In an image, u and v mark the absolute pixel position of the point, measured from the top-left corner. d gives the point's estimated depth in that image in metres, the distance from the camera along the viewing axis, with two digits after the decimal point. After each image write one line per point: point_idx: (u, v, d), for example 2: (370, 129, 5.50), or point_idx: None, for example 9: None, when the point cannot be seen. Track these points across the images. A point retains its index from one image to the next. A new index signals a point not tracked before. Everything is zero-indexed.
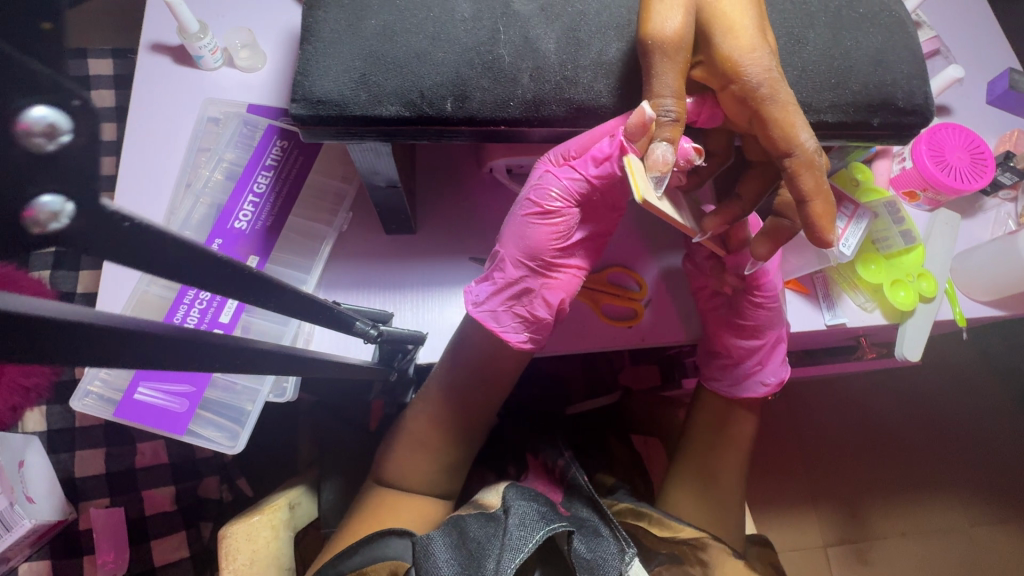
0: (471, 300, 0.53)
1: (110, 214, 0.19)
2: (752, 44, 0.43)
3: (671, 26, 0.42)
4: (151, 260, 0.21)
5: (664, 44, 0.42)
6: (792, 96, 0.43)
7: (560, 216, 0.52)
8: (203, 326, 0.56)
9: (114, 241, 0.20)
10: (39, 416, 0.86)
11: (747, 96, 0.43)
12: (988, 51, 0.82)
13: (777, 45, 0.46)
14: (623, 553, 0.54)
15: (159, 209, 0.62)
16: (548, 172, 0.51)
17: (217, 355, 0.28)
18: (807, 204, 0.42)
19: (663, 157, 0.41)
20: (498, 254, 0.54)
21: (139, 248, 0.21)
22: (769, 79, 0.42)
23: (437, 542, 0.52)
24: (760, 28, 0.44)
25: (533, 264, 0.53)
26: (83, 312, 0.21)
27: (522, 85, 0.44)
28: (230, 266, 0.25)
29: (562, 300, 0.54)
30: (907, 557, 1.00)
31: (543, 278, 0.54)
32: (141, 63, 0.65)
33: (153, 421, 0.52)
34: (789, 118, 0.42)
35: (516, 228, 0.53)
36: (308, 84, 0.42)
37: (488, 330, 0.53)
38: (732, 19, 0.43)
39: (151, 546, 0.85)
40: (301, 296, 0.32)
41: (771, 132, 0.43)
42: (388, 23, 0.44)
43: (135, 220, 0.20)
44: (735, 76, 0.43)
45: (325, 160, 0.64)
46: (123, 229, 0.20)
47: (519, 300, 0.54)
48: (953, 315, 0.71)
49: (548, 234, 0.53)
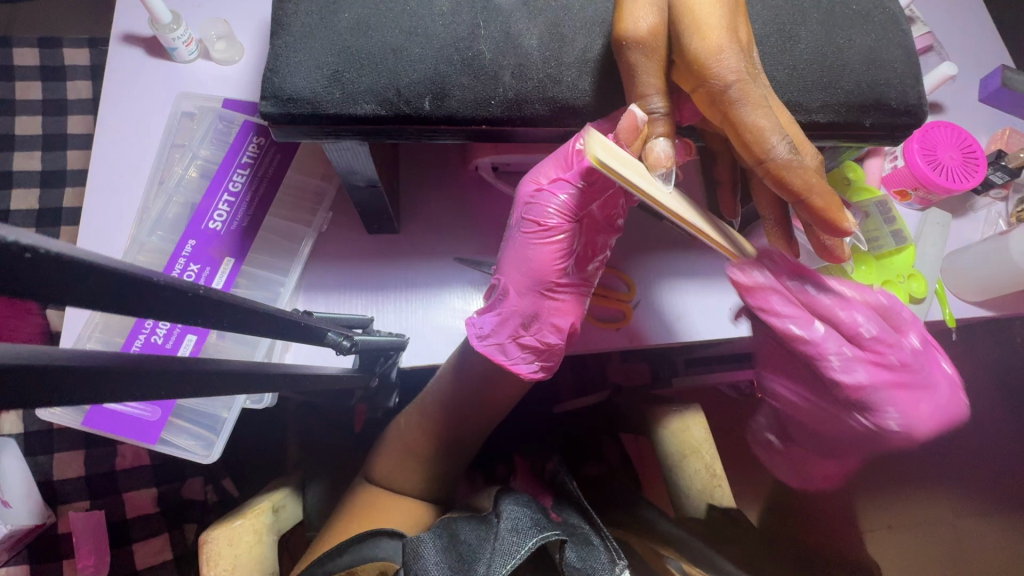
0: (474, 333, 0.51)
1: (8, 245, 0.17)
2: (719, 44, 0.41)
3: (644, 23, 0.41)
4: (85, 293, 0.20)
5: (635, 42, 0.41)
6: (764, 93, 0.42)
7: (562, 232, 0.50)
8: (177, 331, 0.54)
9: (14, 272, 0.18)
10: (16, 419, 0.83)
11: (715, 98, 0.42)
12: (981, 48, 0.81)
13: (749, 38, 0.44)
14: (614, 563, 0.51)
15: (132, 208, 0.60)
16: (542, 191, 0.49)
17: (177, 379, 0.26)
18: (806, 201, 0.42)
19: (664, 153, 0.40)
20: (500, 283, 0.52)
21: (56, 278, 0.19)
22: (739, 80, 0.41)
23: (427, 544, 0.50)
24: (732, 21, 0.42)
25: (538, 287, 0.51)
26: (23, 352, 0.20)
27: (503, 84, 0.42)
28: (169, 289, 0.24)
29: (571, 323, 0.52)
30: (894, 552, 1.01)
31: (552, 303, 0.52)
32: (112, 55, 0.63)
33: (124, 430, 0.51)
34: (759, 122, 0.41)
35: (517, 250, 0.51)
36: (278, 80, 0.40)
37: (497, 363, 0.52)
38: (699, 14, 0.41)
39: (133, 550, 0.83)
40: (258, 312, 0.31)
41: (741, 137, 0.42)
42: (363, 17, 0.42)
43: (38, 250, 0.18)
44: (705, 78, 0.41)
45: (304, 157, 0.62)
46: (25, 260, 0.18)
47: (527, 330, 0.52)
48: (942, 315, 0.71)
49: (550, 254, 0.50)
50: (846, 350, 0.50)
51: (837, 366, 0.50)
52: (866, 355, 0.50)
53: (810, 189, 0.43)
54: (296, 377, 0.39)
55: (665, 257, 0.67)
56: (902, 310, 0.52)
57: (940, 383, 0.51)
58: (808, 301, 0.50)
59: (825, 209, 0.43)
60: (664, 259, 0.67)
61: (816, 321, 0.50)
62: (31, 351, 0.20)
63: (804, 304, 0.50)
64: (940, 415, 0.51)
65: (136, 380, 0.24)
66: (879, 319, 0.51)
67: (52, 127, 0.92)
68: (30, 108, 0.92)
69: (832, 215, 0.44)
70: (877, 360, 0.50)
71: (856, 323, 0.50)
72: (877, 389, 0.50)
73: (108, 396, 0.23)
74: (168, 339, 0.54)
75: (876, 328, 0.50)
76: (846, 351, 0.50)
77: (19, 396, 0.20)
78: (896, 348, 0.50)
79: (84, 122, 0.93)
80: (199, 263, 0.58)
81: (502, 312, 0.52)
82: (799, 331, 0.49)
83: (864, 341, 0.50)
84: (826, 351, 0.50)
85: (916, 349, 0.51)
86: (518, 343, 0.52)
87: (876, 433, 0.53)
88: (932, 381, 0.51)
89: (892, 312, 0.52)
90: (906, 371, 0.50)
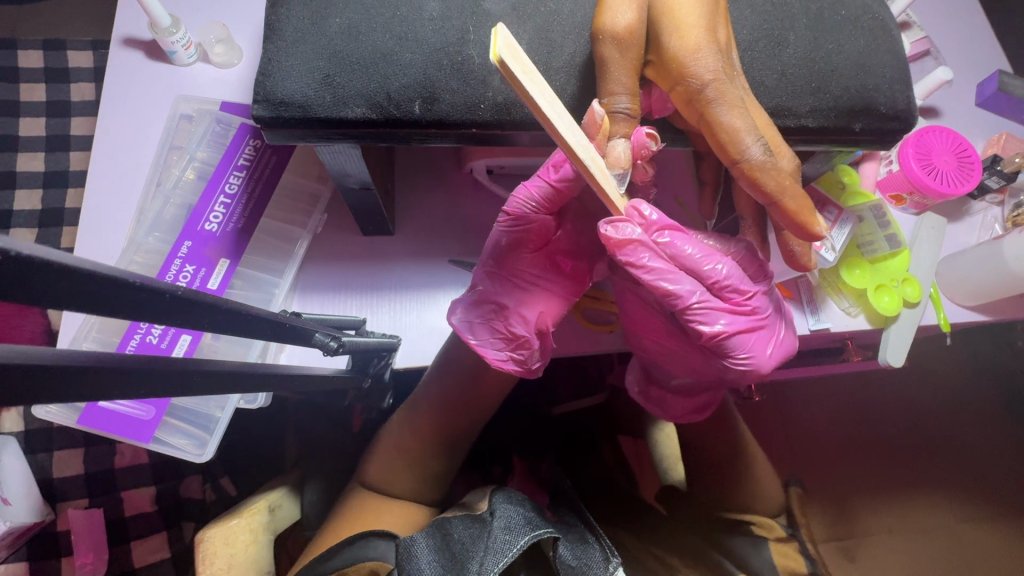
0: (449, 311, 0.55)
1: None
2: (697, 43, 0.41)
3: (622, 21, 0.42)
4: (83, 298, 0.21)
5: (611, 38, 0.41)
6: (740, 94, 0.42)
7: (531, 225, 0.53)
8: (171, 332, 0.54)
9: None
10: (17, 417, 0.84)
11: (693, 97, 0.42)
12: (977, 53, 0.81)
13: (729, 41, 0.44)
14: (608, 561, 0.52)
15: (129, 210, 0.60)
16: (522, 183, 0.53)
17: (174, 379, 0.27)
18: (778, 204, 0.42)
19: (621, 154, 0.41)
20: (477, 269, 0.56)
21: (53, 285, 0.20)
22: (715, 80, 0.41)
23: (419, 545, 0.52)
24: (711, 22, 0.42)
25: (507, 275, 0.54)
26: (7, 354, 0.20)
27: (493, 88, 0.42)
28: (149, 290, 0.24)
29: (541, 316, 0.53)
30: (891, 555, 1.00)
31: (522, 291, 0.54)
32: (111, 58, 0.63)
33: (118, 429, 0.51)
34: (735, 122, 0.41)
35: (491, 240, 0.55)
36: (270, 83, 0.41)
37: (463, 342, 0.54)
38: (680, 15, 0.42)
39: (131, 548, 0.84)
40: (248, 312, 0.31)
41: (718, 137, 0.42)
42: (355, 22, 0.43)
43: (16, 252, 0.18)
44: (683, 77, 0.42)
45: (300, 159, 0.63)
46: (3, 263, 0.18)
47: (495, 315, 0.54)
48: (937, 320, 0.71)
49: (520, 243, 0.54)
50: (702, 294, 0.49)
51: (697, 312, 0.49)
52: (726, 304, 0.50)
53: (782, 191, 0.42)
54: (290, 378, 0.40)
55: None
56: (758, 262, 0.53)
57: (780, 319, 0.54)
58: (675, 254, 0.49)
59: (796, 212, 0.43)
60: None
61: (681, 273, 0.49)
62: (27, 350, 0.21)
63: (673, 258, 0.50)
64: (782, 349, 0.53)
65: (133, 380, 0.25)
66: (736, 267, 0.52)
67: (55, 128, 0.93)
68: (34, 109, 0.93)
69: (803, 219, 0.43)
70: (723, 289, 0.50)
71: (717, 272, 0.50)
72: (733, 334, 0.50)
73: (95, 395, 0.23)
74: (163, 340, 0.54)
75: (736, 276, 0.50)
76: (710, 310, 0.49)
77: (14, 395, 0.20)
78: (748, 297, 0.50)
79: (86, 124, 0.94)
80: (195, 263, 0.58)
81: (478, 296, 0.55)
82: (666, 286, 0.48)
83: (721, 288, 0.50)
84: (691, 298, 0.49)
85: (762, 293, 0.52)
86: (486, 327, 0.54)
87: (731, 375, 0.53)
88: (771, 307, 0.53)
89: (750, 266, 0.53)
90: (758, 323, 0.52)
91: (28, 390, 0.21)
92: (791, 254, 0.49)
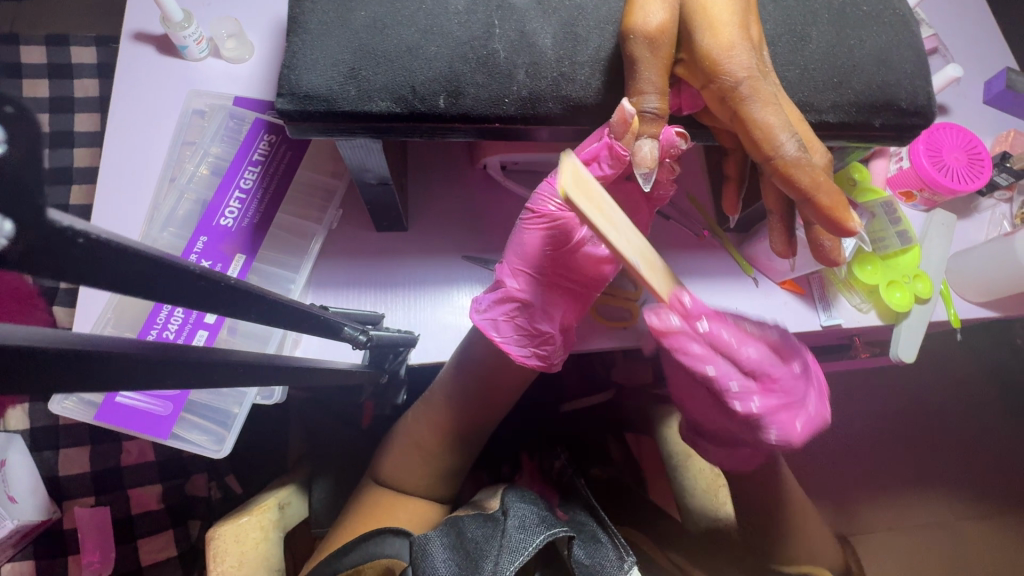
0: (475, 308, 0.55)
1: (66, 230, 0.19)
2: (731, 41, 0.41)
3: (654, 20, 0.42)
4: (126, 282, 0.21)
5: (643, 37, 0.42)
6: (774, 92, 0.42)
7: (556, 221, 0.53)
8: (188, 327, 0.54)
9: (70, 259, 0.19)
10: (22, 414, 0.84)
11: (726, 95, 0.42)
12: (986, 51, 0.81)
13: (761, 37, 0.44)
14: (622, 560, 0.52)
15: (142, 205, 0.60)
16: (546, 181, 0.53)
17: (194, 369, 0.27)
18: (812, 200, 0.42)
19: (649, 153, 0.42)
20: (501, 265, 0.56)
21: (112, 268, 0.21)
22: (749, 78, 0.41)
23: (434, 542, 0.51)
24: (744, 19, 0.42)
25: (531, 272, 0.54)
26: (63, 339, 0.21)
27: (518, 82, 0.42)
28: (203, 278, 0.25)
29: (563, 313, 0.55)
30: (896, 551, 1.01)
31: (547, 288, 0.55)
32: (123, 52, 0.63)
33: (135, 425, 0.51)
34: (769, 120, 0.41)
35: (517, 235, 0.55)
36: (295, 77, 0.41)
37: (489, 339, 0.54)
38: (713, 13, 0.42)
39: (138, 546, 0.84)
40: (286, 306, 0.32)
41: (751, 134, 0.42)
42: (379, 16, 0.43)
43: (90, 237, 0.20)
44: (716, 75, 0.42)
45: (313, 154, 0.62)
46: (79, 246, 0.19)
47: (519, 312, 0.54)
48: (947, 316, 0.72)
49: (545, 240, 0.54)
50: (739, 379, 0.50)
51: (734, 394, 0.50)
52: (757, 384, 0.51)
53: (817, 187, 0.42)
54: (309, 372, 0.40)
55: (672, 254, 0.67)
56: (790, 339, 0.54)
57: (814, 394, 0.52)
58: (716, 341, 0.49)
59: (831, 209, 0.42)
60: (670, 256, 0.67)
61: (715, 358, 0.49)
62: (54, 335, 0.21)
63: (712, 344, 0.49)
64: (813, 425, 0.51)
65: (158, 367, 0.25)
66: (772, 354, 0.52)
67: (59, 124, 0.92)
68: (37, 105, 0.92)
69: (836, 215, 0.43)
70: (760, 371, 0.50)
71: (747, 354, 0.50)
72: (766, 413, 0.50)
73: (137, 379, 0.24)
74: (179, 334, 0.54)
75: (767, 358, 0.51)
76: (744, 392, 0.50)
77: (72, 375, 0.21)
78: (783, 379, 0.51)
79: (90, 120, 0.93)
80: (211, 259, 0.58)
81: (501, 292, 0.55)
82: (703, 372, 0.49)
83: (753, 368, 0.50)
84: (726, 380, 0.49)
85: (797, 374, 0.52)
86: (510, 323, 0.54)
87: (761, 443, 0.53)
88: (809, 384, 0.52)
89: (780, 346, 0.53)
90: (789, 396, 0.51)
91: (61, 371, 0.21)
92: (821, 250, 0.49)
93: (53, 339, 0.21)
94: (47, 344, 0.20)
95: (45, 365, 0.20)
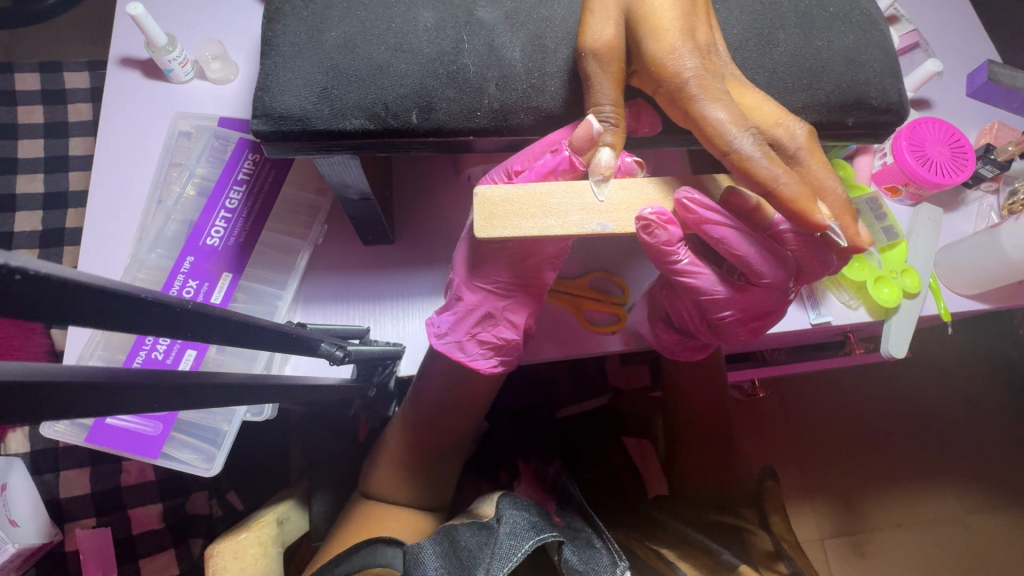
0: (435, 332, 0.55)
1: (2, 268, 0.18)
2: (674, 45, 0.42)
3: (602, 35, 0.42)
4: (89, 312, 0.21)
5: (591, 54, 0.42)
6: (724, 87, 0.42)
7: (511, 236, 0.50)
8: (177, 347, 0.55)
9: (6, 295, 0.18)
10: (22, 438, 0.85)
11: (676, 97, 0.42)
12: (966, 44, 0.82)
13: (712, 39, 0.44)
14: (615, 564, 0.52)
15: (131, 227, 0.61)
16: (492, 193, 0.46)
17: (179, 394, 0.27)
18: (773, 191, 0.40)
19: (606, 162, 0.41)
20: (454, 281, 0.55)
21: (53, 299, 0.20)
22: (697, 77, 0.41)
23: (427, 551, 0.52)
24: (688, 22, 0.43)
25: (488, 286, 0.53)
26: (24, 369, 0.20)
27: (489, 95, 0.43)
28: (157, 304, 0.24)
29: (527, 321, 0.55)
30: (906, 550, 1.00)
31: (504, 300, 0.54)
32: (109, 78, 0.64)
33: (126, 446, 0.51)
34: (720, 116, 0.41)
35: (467, 251, 0.52)
36: (269, 99, 0.42)
37: (456, 361, 0.55)
38: (657, 19, 0.42)
39: (139, 566, 0.84)
40: (254, 323, 0.32)
41: (704, 133, 0.41)
42: (350, 35, 0.43)
43: (29, 271, 0.18)
44: (663, 77, 0.42)
45: (298, 171, 0.63)
46: (19, 282, 0.18)
47: (481, 326, 0.54)
48: (937, 309, 0.71)
49: (500, 257, 0.51)
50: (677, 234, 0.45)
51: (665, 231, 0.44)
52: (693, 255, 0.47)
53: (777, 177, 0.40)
54: (290, 391, 0.40)
55: (658, 259, 0.67)
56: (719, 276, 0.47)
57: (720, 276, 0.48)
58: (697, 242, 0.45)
59: (795, 200, 0.41)
60: (658, 261, 0.67)
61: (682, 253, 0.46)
62: (23, 368, 0.20)
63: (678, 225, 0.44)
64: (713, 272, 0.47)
65: (142, 395, 0.25)
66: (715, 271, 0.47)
67: (54, 149, 0.93)
68: (32, 131, 0.93)
69: (803, 206, 0.41)
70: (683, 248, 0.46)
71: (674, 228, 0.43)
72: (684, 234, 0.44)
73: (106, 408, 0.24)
74: (167, 356, 0.55)
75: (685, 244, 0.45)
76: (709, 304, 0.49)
77: (48, 405, 0.21)
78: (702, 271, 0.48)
79: (85, 144, 0.94)
80: (198, 279, 0.58)
81: (458, 310, 0.55)
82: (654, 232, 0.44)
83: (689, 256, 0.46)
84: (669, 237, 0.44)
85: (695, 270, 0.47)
86: (474, 340, 0.55)
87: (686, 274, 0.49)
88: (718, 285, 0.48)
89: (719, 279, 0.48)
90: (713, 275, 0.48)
91: (31, 403, 0.20)
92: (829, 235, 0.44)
93: (16, 371, 0.20)
94: (22, 377, 0.20)
95: (14, 401, 0.20)
